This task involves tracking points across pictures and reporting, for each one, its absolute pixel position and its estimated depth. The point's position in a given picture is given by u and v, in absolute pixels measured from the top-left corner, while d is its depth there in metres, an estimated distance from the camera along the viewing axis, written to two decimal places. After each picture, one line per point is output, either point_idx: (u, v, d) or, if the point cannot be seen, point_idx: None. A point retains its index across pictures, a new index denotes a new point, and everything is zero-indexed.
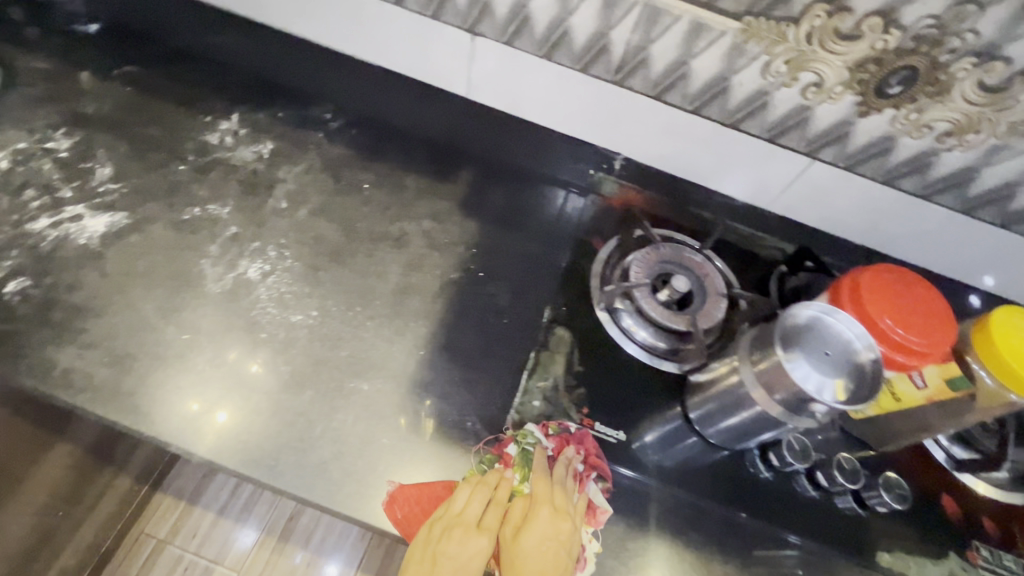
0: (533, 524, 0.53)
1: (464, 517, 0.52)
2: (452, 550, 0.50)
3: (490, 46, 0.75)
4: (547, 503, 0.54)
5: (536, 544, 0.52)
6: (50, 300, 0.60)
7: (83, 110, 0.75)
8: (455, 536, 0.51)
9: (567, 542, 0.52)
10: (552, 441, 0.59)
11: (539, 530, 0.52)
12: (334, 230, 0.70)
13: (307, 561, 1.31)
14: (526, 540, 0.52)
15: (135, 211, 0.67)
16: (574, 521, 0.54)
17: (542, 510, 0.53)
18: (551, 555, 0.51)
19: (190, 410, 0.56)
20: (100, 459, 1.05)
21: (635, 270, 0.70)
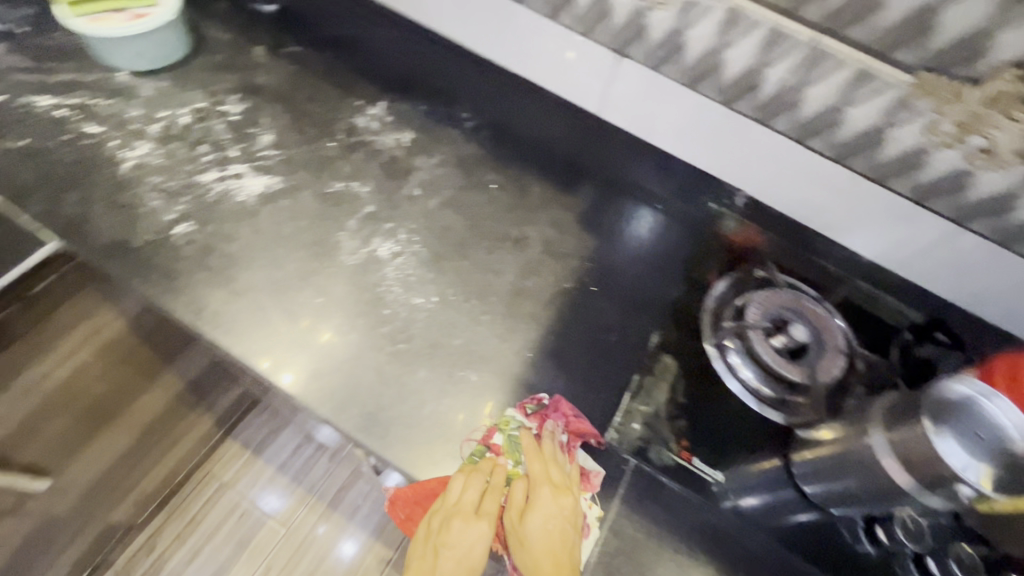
0: (536, 506, 0.55)
1: (458, 505, 0.54)
2: (452, 538, 0.53)
3: (636, 71, 0.76)
4: (545, 483, 0.56)
5: (538, 522, 0.54)
6: (209, 246, 0.66)
7: (255, 81, 0.82)
8: (453, 526, 0.54)
9: (570, 516, 0.55)
10: (533, 420, 0.60)
11: (539, 509, 0.55)
12: (459, 223, 0.74)
13: (350, 534, 1.35)
14: (532, 521, 0.54)
15: (288, 177, 0.73)
16: (573, 494, 0.56)
17: (541, 490, 0.56)
18: (557, 531, 0.54)
19: (316, 368, 0.60)
20: (192, 398, 1.13)
21: (751, 310, 0.68)
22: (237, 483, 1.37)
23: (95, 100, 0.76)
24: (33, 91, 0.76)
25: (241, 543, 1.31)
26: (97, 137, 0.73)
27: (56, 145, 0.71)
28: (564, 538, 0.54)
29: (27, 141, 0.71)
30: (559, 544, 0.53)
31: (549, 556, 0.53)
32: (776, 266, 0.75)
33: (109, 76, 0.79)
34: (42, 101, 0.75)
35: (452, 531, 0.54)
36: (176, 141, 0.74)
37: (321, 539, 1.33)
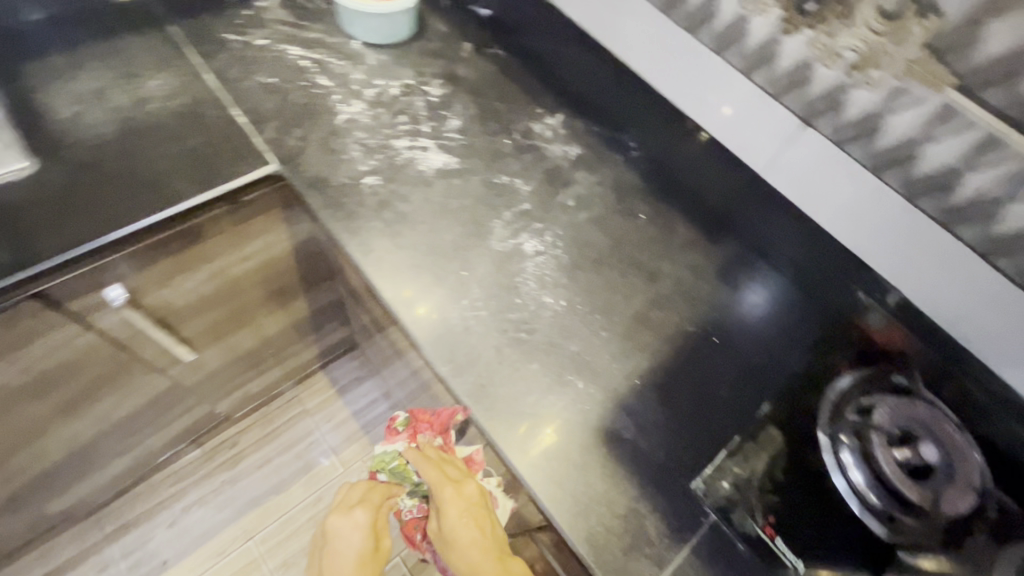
0: (444, 509, 0.65)
1: (338, 529, 0.71)
2: (340, 547, 0.70)
3: (816, 141, 0.75)
4: (448, 485, 0.67)
5: (452, 514, 0.64)
6: (387, 201, 0.75)
7: (457, 72, 0.93)
8: (336, 546, 0.70)
9: (476, 502, 0.66)
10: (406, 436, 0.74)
11: (450, 508, 0.65)
12: (602, 241, 0.77)
13: None
14: (445, 522, 0.64)
15: (463, 160, 0.82)
16: (468, 488, 0.68)
17: (444, 490, 0.66)
18: (469, 521, 0.64)
19: (446, 330, 0.66)
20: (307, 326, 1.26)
21: (879, 414, 0.64)
22: (316, 413, 1.50)
23: (330, 59, 0.90)
24: (287, 41, 0.91)
25: (304, 468, 1.43)
26: (324, 89, 0.86)
27: (293, 88, 0.85)
28: (478, 524, 0.64)
29: (274, 80, 0.86)
30: (472, 532, 0.63)
31: (471, 541, 0.63)
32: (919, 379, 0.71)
33: (346, 42, 0.92)
34: (292, 51, 0.90)
35: (339, 538, 0.71)
36: (383, 107, 0.85)
37: None
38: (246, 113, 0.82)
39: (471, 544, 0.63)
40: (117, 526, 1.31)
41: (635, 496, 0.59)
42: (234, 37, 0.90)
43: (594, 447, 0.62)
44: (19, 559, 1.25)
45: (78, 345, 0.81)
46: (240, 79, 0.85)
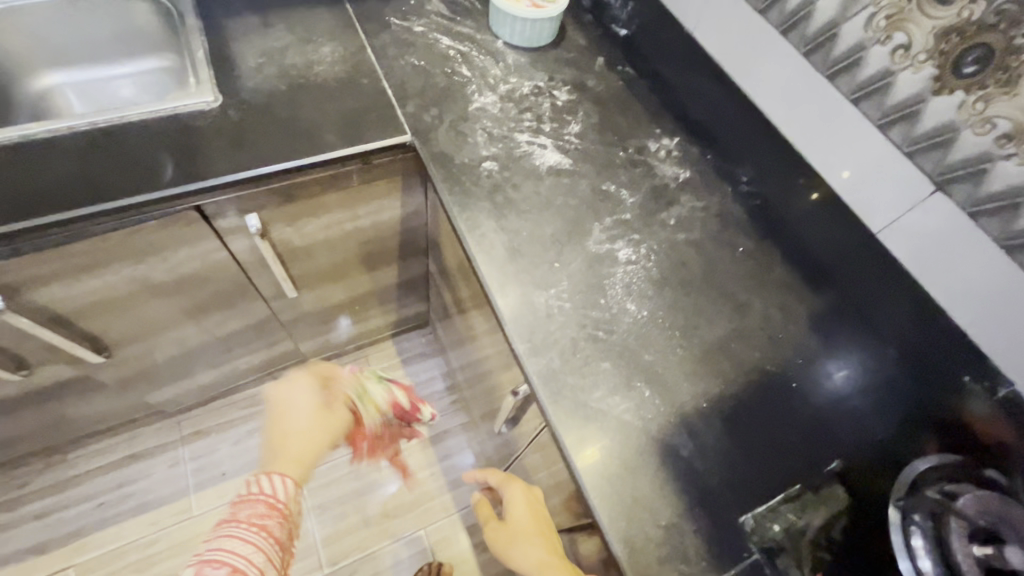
0: (515, 503, 0.71)
1: (291, 388, 0.80)
2: (293, 416, 0.78)
3: (945, 209, 0.73)
4: (518, 484, 0.73)
5: (522, 507, 0.70)
6: (500, 186, 0.81)
7: (586, 82, 0.97)
8: (292, 401, 0.80)
9: (542, 505, 0.72)
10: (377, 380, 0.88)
11: (518, 504, 0.71)
12: (696, 264, 0.78)
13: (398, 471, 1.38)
14: (516, 514, 0.70)
15: (576, 163, 0.86)
16: (535, 489, 0.75)
17: (513, 486, 0.73)
18: (536, 518, 0.70)
19: (530, 312, 0.70)
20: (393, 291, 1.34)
21: (965, 501, 0.58)
22: None
23: (475, 53, 0.98)
24: (441, 31, 1.00)
25: None
26: (464, 78, 0.94)
27: (438, 72, 0.94)
28: (541, 521, 0.70)
29: (422, 63, 0.95)
30: (532, 525, 0.69)
31: (538, 534, 0.68)
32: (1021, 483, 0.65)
33: (491, 40, 1.00)
34: (443, 40, 0.99)
35: (285, 406, 0.80)
36: (512, 102, 0.92)
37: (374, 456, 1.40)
38: (393, 87, 0.92)
39: (532, 537, 0.67)
40: (192, 431, 1.45)
41: (678, 511, 0.59)
42: (396, 21, 1.01)
43: (649, 455, 0.62)
44: (110, 437, 1.42)
45: (213, 259, 0.93)
46: (394, 58, 0.95)
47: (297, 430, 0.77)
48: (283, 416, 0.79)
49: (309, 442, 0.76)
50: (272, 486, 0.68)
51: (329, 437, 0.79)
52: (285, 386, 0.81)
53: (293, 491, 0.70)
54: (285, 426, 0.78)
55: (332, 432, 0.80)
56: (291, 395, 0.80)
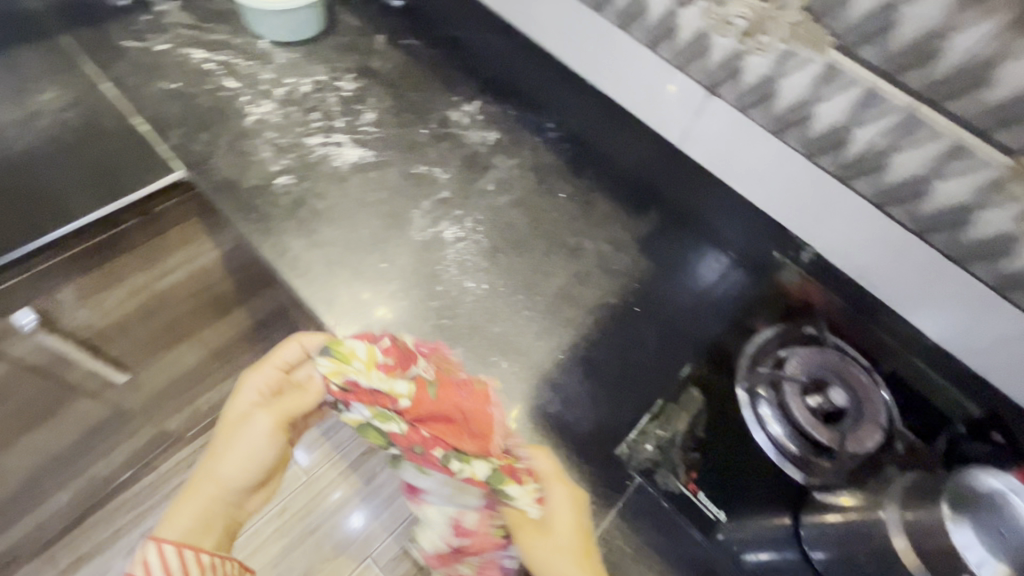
0: (555, 509, 0.55)
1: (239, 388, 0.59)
2: (229, 432, 0.56)
3: (722, 109, 0.79)
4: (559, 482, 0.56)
5: (567, 517, 0.55)
6: (301, 200, 0.74)
7: (371, 65, 0.92)
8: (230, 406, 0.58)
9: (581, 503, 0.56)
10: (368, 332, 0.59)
11: (565, 515, 0.55)
12: (523, 222, 0.78)
13: (341, 501, 1.28)
14: (558, 523, 0.54)
15: (380, 153, 0.81)
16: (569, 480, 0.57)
17: (554, 487, 0.56)
18: (579, 530, 0.55)
19: (358, 324, 0.66)
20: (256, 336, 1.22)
21: (792, 364, 0.68)
22: None
23: (238, 60, 0.88)
24: (191, 44, 0.89)
25: None
26: (232, 91, 0.84)
27: (199, 91, 0.83)
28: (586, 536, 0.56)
29: (178, 85, 0.84)
30: (578, 543, 0.54)
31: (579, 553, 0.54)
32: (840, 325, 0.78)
33: (253, 41, 0.90)
34: (196, 53, 0.87)
35: (228, 412, 0.58)
36: (294, 105, 0.84)
37: (314, 496, 1.28)
38: (150, 121, 0.80)
39: (573, 555, 0.54)
40: None
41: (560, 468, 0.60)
42: (133, 44, 0.88)
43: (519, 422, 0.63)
44: None
45: None
46: (142, 88, 0.83)
47: (220, 446, 0.56)
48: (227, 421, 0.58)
49: (212, 470, 0.55)
50: (157, 562, 0.50)
51: (249, 470, 0.54)
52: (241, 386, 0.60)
53: (184, 556, 0.51)
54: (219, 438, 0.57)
55: (250, 457, 0.54)
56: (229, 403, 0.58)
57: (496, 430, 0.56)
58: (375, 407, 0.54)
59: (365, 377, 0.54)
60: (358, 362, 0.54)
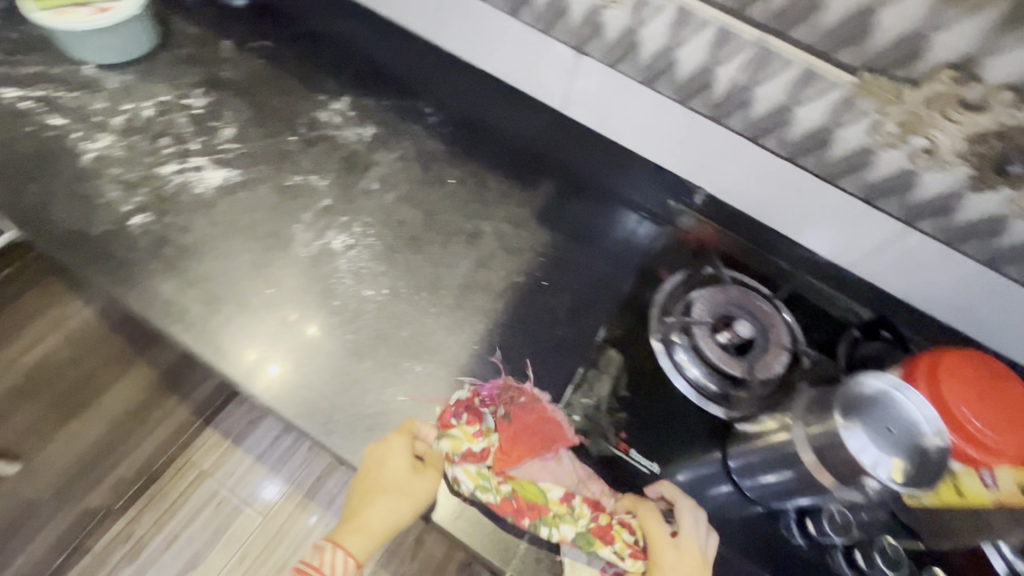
0: None
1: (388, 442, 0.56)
2: (385, 483, 0.55)
3: (594, 68, 0.78)
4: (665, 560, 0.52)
5: None
6: (164, 238, 0.67)
7: (220, 74, 0.84)
8: (379, 455, 0.56)
9: None
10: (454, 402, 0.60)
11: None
12: (416, 217, 0.75)
13: (323, 523, 1.31)
14: None
15: (247, 170, 0.75)
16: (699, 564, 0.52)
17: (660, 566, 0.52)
18: None
19: (247, 359, 0.61)
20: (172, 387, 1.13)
21: (697, 307, 0.70)
22: (217, 471, 1.33)
23: (60, 92, 0.77)
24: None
25: (218, 532, 1.27)
26: (61, 128, 0.74)
27: (19, 136, 0.73)
28: None
29: None
30: None
31: None
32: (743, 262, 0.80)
33: (75, 68, 0.80)
34: (7, 92, 0.76)
35: (378, 464, 0.55)
36: (137, 133, 0.75)
37: (292, 532, 1.29)
38: None
39: None
40: None
41: None
42: None
43: None
44: None
45: None
46: None
47: (382, 491, 0.55)
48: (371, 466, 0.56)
49: (380, 517, 0.54)
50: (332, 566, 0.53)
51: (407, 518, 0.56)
52: (382, 443, 0.57)
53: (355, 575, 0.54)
54: (371, 483, 0.55)
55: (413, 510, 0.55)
56: (377, 453, 0.56)
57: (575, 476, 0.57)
58: (477, 476, 0.55)
59: (473, 445, 0.56)
60: (451, 434, 0.56)
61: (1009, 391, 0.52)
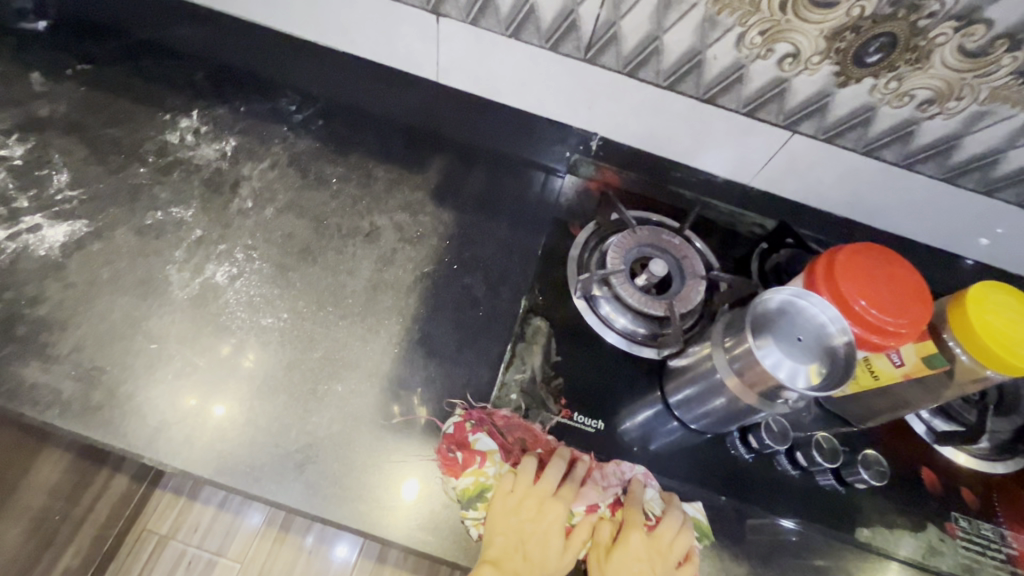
0: (625, 547, 0.54)
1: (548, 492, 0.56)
2: (537, 528, 0.55)
3: (455, 28, 0.72)
4: (639, 529, 0.55)
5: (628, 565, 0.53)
6: (11, 316, 0.58)
7: (36, 113, 0.72)
8: (536, 506, 0.55)
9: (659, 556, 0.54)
10: (456, 438, 0.57)
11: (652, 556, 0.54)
12: (303, 226, 0.69)
13: (314, 546, 1.27)
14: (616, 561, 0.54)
15: (95, 218, 0.66)
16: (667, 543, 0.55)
17: (633, 535, 0.54)
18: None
19: (188, 404, 0.57)
20: (100, 461, 1.03)
21: (612, 255, 0.69)
22: (177, 532, 1.24)
23: None
24: None
25: None
26: None
27: None
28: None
29: None
30: None
31: None
32: (650, 203, 0.80)
33: None
34: None
35: (529, 510, 0.55)
36: None
37: (280, 564, 1.24)
38: None
39: None
40: None
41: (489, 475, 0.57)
42: None
43: (379, 438, 0.57)
44: None
45: None
46: None
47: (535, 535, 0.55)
48: (519, 510, 0.55)
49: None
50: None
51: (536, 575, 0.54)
52: (548, 495, 0.56)
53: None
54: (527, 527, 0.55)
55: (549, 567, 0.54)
56: (543, 502, 0.55)
57: (592, 488, 0.58)
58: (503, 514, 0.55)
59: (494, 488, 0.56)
60: (466, 479, 0.56)
61: (905, 279, 0.55)
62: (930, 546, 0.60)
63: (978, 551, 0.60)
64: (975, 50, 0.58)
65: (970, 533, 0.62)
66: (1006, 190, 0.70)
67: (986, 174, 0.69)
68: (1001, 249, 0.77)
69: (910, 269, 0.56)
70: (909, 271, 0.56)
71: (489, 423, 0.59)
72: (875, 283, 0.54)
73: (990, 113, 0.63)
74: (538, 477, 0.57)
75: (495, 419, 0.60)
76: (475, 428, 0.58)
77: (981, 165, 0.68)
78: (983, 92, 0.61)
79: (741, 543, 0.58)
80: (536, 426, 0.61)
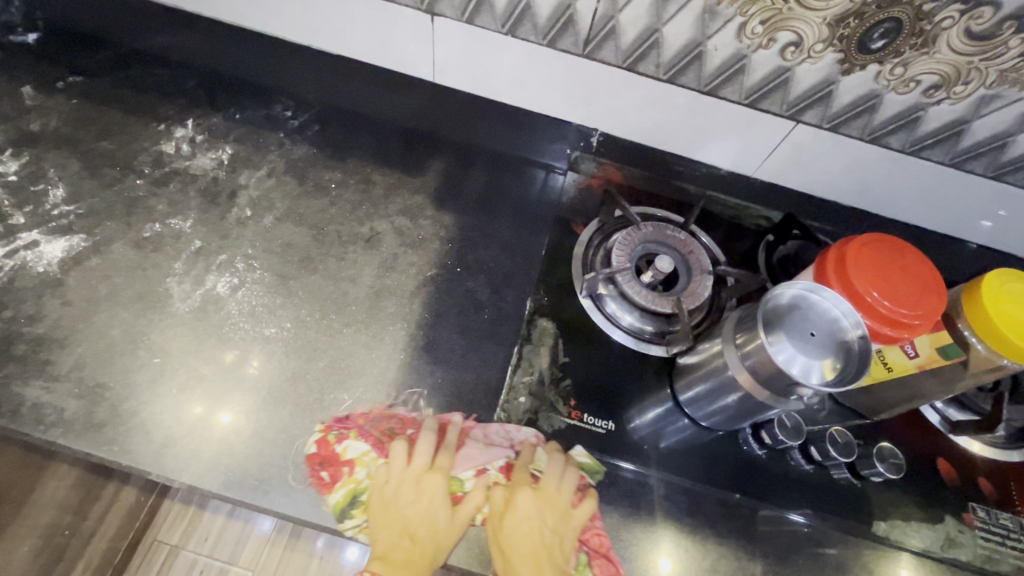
0: (516, 506, 0.53)
1: (422, 470, 0.54)
2: (420, 508, 0.52)
3: (450, 27, 0.71)
4: (526, 485, 0.54)
5: (523, 522, 0.52)
6: (11, 335, 0.58)
7: (29, 128, 0.71)
8: (412, 488, 0.53)
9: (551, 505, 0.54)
10: (318, 452, 0.55)
11: (544, 508, 0.53)
12: (302, 234, 0.69)
13: (324, 550, 1.27)
14: (512, 520, 0.52)
15: (92, 232, 0.65)
16: (555, 488, 0.55)
17: (522, 492, 0.53)
18: (545, 533, 0.53)
19: (195, 413, 0.56)
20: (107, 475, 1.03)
21: (617, 253, 0.68)
22: (187, 542, 1.24)
23: None
24: None
25: None
26: None
27: None
28: (557, 531, 0.53)
29: None
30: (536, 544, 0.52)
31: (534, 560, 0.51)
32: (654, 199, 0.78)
33: None
34: None
35: (405, 490, 0.53)
36: None
37: (292, 569, 1.24)
38: None
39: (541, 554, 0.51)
40: None
41: (362, 477, 0.55)
42: None
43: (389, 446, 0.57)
44: None
45: None
46: None
47: (420, 515, 0.52)
48: (396, 499, 0.53)
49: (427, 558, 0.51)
50: None
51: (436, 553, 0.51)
52: (423, 472, 0.54)
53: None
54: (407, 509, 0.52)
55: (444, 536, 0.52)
56: (417, 483, 0.53)
57: (472, 457, 0.56)
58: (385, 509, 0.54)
59: (369, 491, 0.54)
60: (338, 492, 0.54)
61: (918, 270, 0.54)
62: (948, 537, 0.59)
63: (997, 542, 0.59)
64: (983, 32, 0.56)
65: (989, 523, 0.61)
66: (1015, 174, 0.69)
67: (994, 158, 0.68)
68: (1010, 234, 0.76)
69: (922, 260, 0.55)
70: (921, 262, 0.55)
71: (344, 426, 0.57)
72: (885, 275, 0.53)
73: (998, 97, 0.62)
74: (411, 458, 0.55)
75: (357, 420, 0.58)
76: (333, 437, 0.56)
77: (990, 149, 0.67)
78: (991, 75, 0.60)
79: (755, 540, 0.57)
80: (399, 411, 0.59)
